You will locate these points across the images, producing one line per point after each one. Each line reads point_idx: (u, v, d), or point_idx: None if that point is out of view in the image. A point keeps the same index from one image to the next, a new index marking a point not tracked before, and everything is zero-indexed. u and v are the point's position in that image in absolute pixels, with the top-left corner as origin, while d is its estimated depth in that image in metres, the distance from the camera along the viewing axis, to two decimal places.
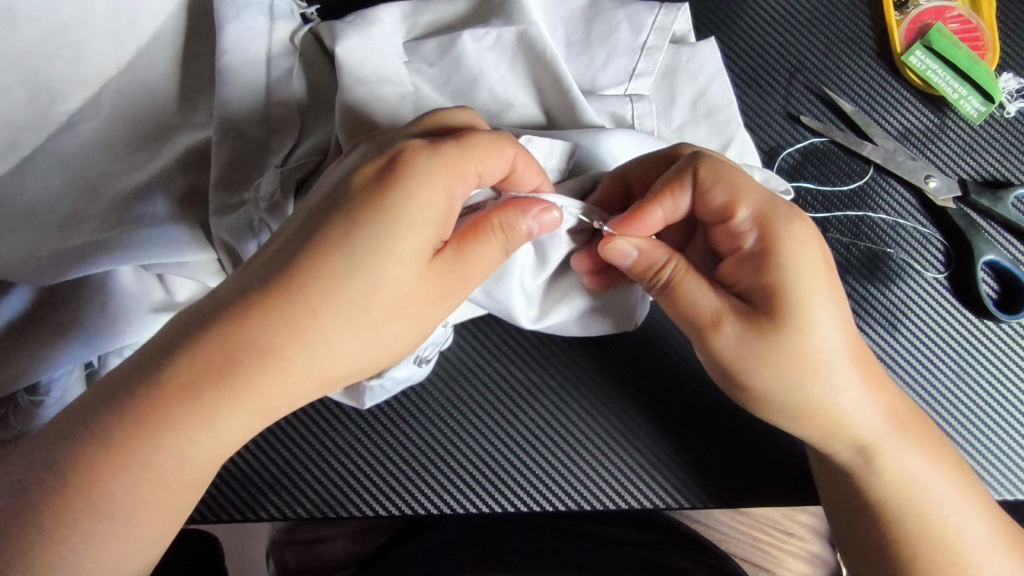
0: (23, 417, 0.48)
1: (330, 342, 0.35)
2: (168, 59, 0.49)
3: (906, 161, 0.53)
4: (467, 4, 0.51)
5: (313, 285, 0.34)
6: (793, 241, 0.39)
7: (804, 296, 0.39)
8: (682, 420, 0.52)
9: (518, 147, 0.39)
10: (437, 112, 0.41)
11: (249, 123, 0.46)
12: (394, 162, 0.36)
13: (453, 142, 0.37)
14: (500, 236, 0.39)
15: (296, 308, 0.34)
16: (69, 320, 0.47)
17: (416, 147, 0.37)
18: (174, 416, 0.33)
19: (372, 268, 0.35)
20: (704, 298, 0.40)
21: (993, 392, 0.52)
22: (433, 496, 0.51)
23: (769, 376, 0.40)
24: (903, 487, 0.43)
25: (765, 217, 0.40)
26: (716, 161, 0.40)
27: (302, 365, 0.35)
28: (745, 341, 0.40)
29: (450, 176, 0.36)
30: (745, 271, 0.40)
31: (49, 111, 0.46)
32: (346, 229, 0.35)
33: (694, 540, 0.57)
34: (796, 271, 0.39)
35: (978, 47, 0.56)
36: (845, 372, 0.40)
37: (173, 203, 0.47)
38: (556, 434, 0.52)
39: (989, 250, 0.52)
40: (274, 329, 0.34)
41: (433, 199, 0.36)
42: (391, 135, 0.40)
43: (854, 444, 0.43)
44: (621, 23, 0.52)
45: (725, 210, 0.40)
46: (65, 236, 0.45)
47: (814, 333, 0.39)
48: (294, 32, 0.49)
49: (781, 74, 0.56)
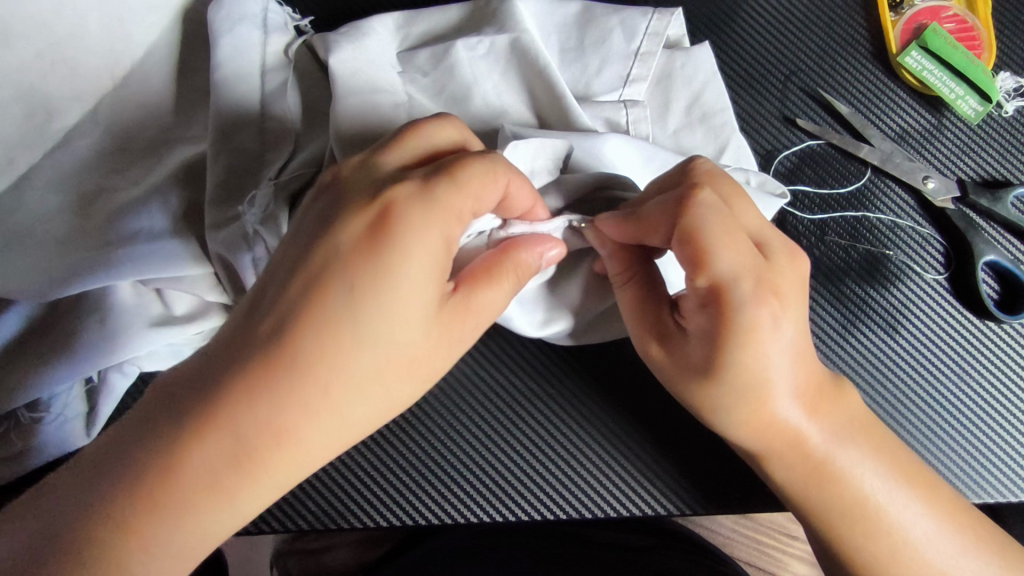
0: (25, 434, 0.48)
1: (345, 416, 0.36)
2: (164, 74, 0.49)
3: (904, 162, 0.53)
4: (460, 14, 0.52)
5: (314, 340, 0.34)
6: (744, 316, 0.38)
7: (746, 351, 0.38)
8: (666, 435, 0.52)
9: (511, 171, 0.38)
10: (421, 129, 0.39)
11: (243, 137, 0.46)
12: (384, 218, 0.36)
13: (445, 179, 0.36)
14: (513, 275, 0.39)
15: (309, 387, 0.34)
16: (69, 337, 0.47)
17: (405, 195, 0.36)
18: (197, 464, 0.33)
19: (378, 332, 0.35)
20: (642, 320, 0.43)
21: (995, 392, 0.52)
22: (433, 507, 0.51)
23: (706, 397, 0.41)
24: (835, 522, 0.42)
25: (725, 285, 0.38)
26: (700, 217, 0.38)
27: (319, 439, 0.35)
28: (680, 368, 0.42)
29: (444, 219, 0.36)
30: (695, 319, 0.40)
31: (47, 126, 0.46)
32: (347, 296, 0.35)
33: (701, 546, 0.57)
34: (742, 330, 0.38)
35: (975, 47, 0.55)
36: (784, 394, 0.40)
37: (168, 218, 0.46)
38: (533, 458, 0.52)
39: (989, 250, 0.52)
40: (280, 406, 0.34)
41: (431, 247, 0.36)
42: (382, 166, 0.38)
43: (754, 453, 0.43)
44: (615, 28, 0.52)
45: (688, 265, 0.38)
46: (63, 254, 0.45)
47: (759, 368, 0.39)
48: (288, 46, 0.49)
49: (775, 77, 0.56)
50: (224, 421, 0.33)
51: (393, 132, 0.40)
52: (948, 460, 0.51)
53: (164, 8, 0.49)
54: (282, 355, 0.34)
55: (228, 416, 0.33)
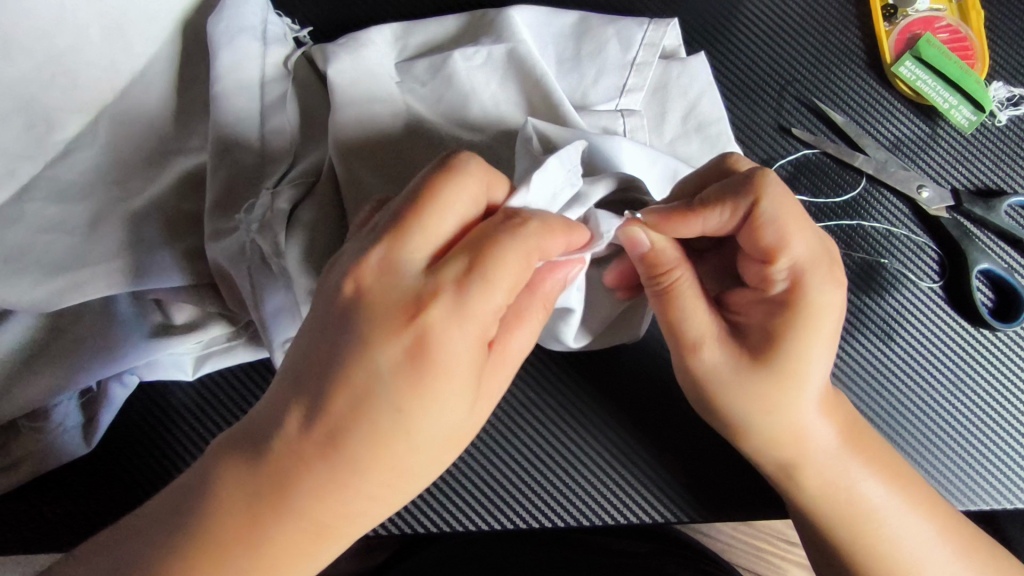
0: (25, 442, 0.48)
1: (402, 492, 0.35)
2: (164, 85, 0.50)
3: (899, 172, 0.53)
4: (457, 23, 0.53)
5: (363, 452, 0.33)
6: (816, 305, 0.40)
7: (796, 352, 0.41)
8: (666, 442, 0.52)
9: (542, 247, 0.34)
10: (435, 207, 0.34)
11: (243, 148, 0.47)
12: (423, 338, 0.32)
13: (478, 279, 0.33)
14: (542, 308, 0.37)
15: (365, 482, 0.33)
16: (70, 347, 0.47)
17: (441, 311, 0.32)
18: (256, 567, 0.33)
19: (430, 431, 0.34)
20: (699, 322, 0.42)
21: (990, 399, 0.53)
22: (433, 517, 0.51)
23: (742, 402, 0.42)
24: (839, 531, 0.44)
25: (802, 270, 0.40)
26: (781, 203, 0.39)
27: (377, 514, 0.35)
28: (725, 369, 0.42)
29: (483, 317, 0.33)
30: (756, 311, 0.42)
31: (48, 137, 0.47)
32: (393, 412, 0.33)
33: (699, 552, 0.57)
34: (809, 316, 0.40)
35: (968, 56, 0.56)
36: (815, 391, 0.42)
37: (168, 229, 0.47)
38: (550, 463, 0.52)
39: (983, 259, 0.52)
40: (334, 498, 0.33)
41: (475, 349, 0.33)
42: (401, 263, 0.33)
43: (774, 461, 0.44)
44: (611, 39, 0.52)
45: (767, 253, 0.40)
46: (62, 265, 0.45)
47: (807, 362, 0.41)
48: (287, 58, 0.50)
49: (771, 87, 0.56)
50: (287, 514, 0.33)
51: (399, 205, 0.34)
52: (944, 468, 0.51)
53: (164, 19, 0.49)
54: (326, 447, 0.33)
55: (294, 509, 0.33)
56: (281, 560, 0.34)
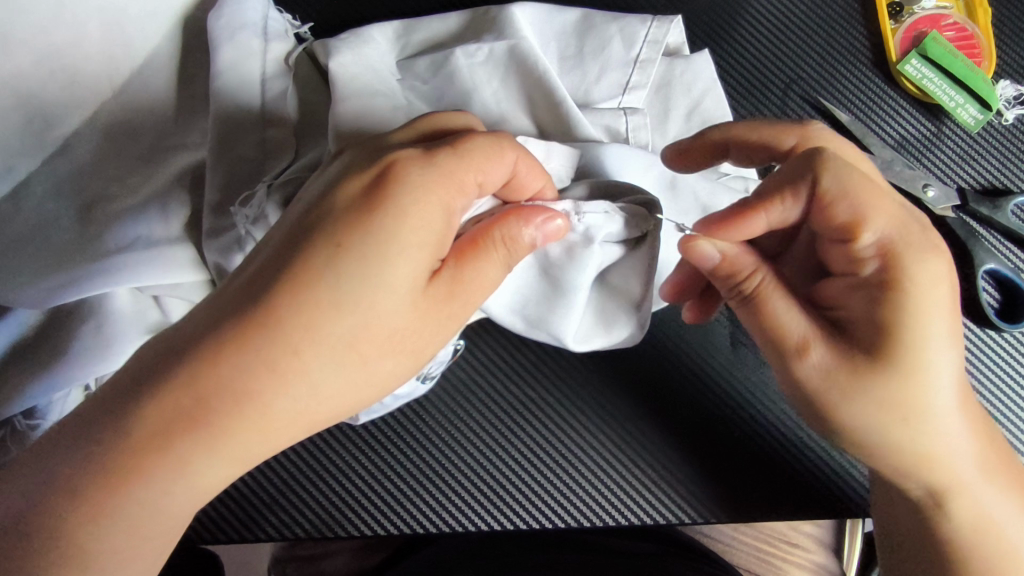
0: (22, 439, 0.48)
1: (314, 383, 0.34)
2: (164, 81, 0.50)
3: (904, 170, 0.52)
4: (459, 21, 0.52)
5: (293, 307, 0.33)
6: (918, 292, 0.37)
7: (909, 343, 0.37)
8: (670, 443, 0.52)
9: (519, 150, 0.38)
10: (433, 116, 0.40)
11: (244, 144, 0.46)
12: (381, 180, 0.34)
13: (449, 148, 0.35)
14: (503, 248, 0.38)
15: (275, 345, 0.33)
16: (62, 345, 0.46)
17: (407, 157, 0.35)
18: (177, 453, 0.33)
19: (360, 295, 0.34)
20: (795, 323, 0.39)
21: (995, 400, 0.52)
22: (430, 515, 0.51)
23: (862, 414, 0.39)
24: (942, 524, 0.43)
25: (892, 244, 0.37)
26: (845, 172, 0.37)
27: (285, 407, 0.34)
28: (834, 375, 0.39)
29: (449, 188, 0.35)
30: (857, 306, 0.38)
31: (46, 132, 0.47)
32: (330, 255, 0.33)
33: (698, 553, 0.55)
34: (915, 305, 0.37)
35: (975, 55, 0.55)
36: (946, 411, 0.39)
37: (165, 225, 0.46)
38: (566, 459, 0.52)
39: (989, 258, 0.51)
40: (251, 365, 0.33)
41: (431, 217, 0.35)
42: (383, 140, 0.38)
43: (924, 484, 0.42)
44: (614, 36, 0.52)
45: (847, 229, 0.38)
46: (60, 260, 0.45)
47: (923, 372, 0.38)
48: (288, 53, 0.49)
49: (775, 84, 0.56)
50: (186, 381, 0.32)
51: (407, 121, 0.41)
52: None
53: (165, 15, 0.49)
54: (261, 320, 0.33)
55: (191, 375, 0.32)
56: (213, 471, 0.34)
